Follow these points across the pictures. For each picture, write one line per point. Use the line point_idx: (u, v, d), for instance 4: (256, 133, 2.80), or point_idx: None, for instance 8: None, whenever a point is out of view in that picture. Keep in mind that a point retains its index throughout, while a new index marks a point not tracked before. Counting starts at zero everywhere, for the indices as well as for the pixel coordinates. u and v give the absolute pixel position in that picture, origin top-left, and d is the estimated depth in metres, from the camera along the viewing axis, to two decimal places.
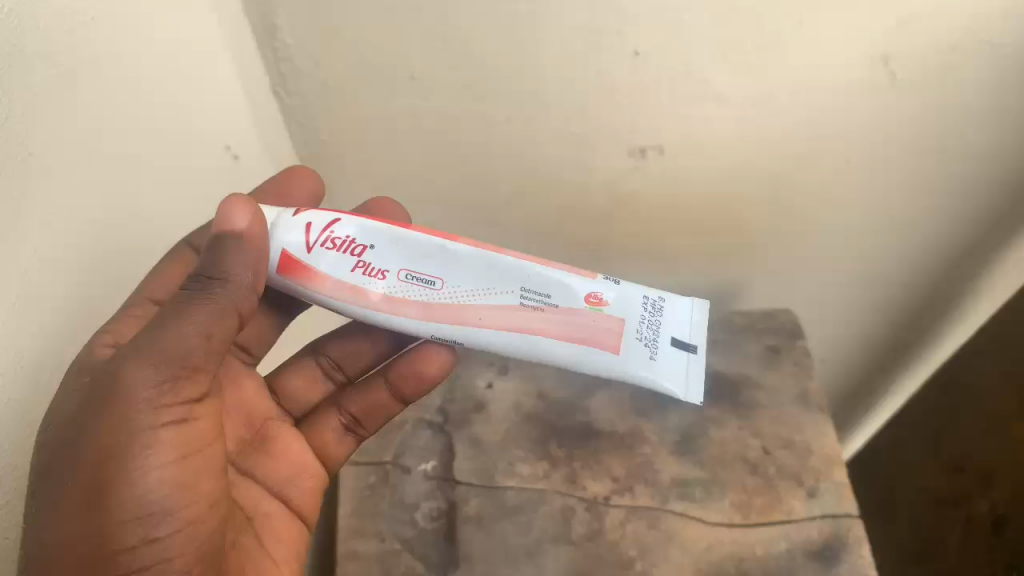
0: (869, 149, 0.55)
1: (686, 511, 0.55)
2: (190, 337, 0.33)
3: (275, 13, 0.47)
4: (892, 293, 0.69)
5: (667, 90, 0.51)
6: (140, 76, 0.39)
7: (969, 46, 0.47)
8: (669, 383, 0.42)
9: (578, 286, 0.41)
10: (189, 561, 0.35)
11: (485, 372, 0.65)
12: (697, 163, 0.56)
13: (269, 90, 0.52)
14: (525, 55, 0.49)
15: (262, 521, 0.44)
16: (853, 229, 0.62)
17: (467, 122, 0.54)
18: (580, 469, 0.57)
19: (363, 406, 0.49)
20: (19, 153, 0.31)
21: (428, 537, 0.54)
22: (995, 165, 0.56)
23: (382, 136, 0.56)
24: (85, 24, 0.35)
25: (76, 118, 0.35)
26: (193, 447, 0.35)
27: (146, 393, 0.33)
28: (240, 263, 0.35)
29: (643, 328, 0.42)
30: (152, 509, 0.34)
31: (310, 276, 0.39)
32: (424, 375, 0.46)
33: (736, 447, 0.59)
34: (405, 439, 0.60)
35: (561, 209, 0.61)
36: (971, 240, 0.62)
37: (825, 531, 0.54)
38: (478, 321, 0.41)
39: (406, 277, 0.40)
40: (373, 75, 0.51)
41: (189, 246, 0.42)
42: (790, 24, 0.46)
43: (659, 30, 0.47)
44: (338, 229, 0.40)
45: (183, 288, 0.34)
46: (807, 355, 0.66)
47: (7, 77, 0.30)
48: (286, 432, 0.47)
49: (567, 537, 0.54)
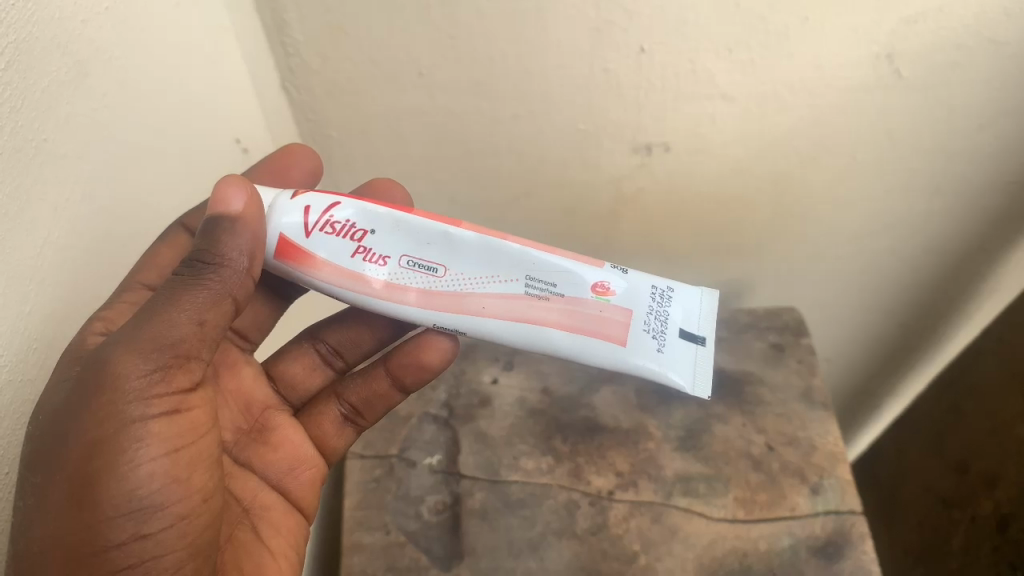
0: (874, 148, 0.55)
1: (689, 506, 0.55)
2: (183, 324, 0.34)
3: (285, 9, 0.48)
4: (895, 292, 0.70)
5: (672, 88, 0.52)
6: (151, 66, 0.40)
7: (975, 45, 0.48)
8: (676, 376, 0.42)
9: (584, 275, 0.42)
10: (181, 557, 0.35)
11: (490, 368, 0.65)
12: (700, 161, 0.57)
13: (279, 86, 0.53)
14: (533, 54, 0.50)
15: (259, 513, 0.44)
16: (857, 228, 0.63)
17: (474, 119, 0.55)
18: (585, 464, 0.58)
19: (363, 395, 0.49)
20: (34, 138, 0.32)
21: (433, 530, 0.55)
22: (1001, 164, 0.56)
23: (390, 132, 0.56)
24: (100, 14, 0.36)
25: (88, 106, 0.35)
26: (185, 440, 0.35)
27: (136, 384, 0.33)
28: (236, 246, 0.36)
29: (651, 319, 0.42)
30: (143, 504, 0.34)
31: (310, 262, 0.40)
32: (425, 364, 0.47)
33: (740, 444, 0.59)
34: (410, 433, 0.61)
35: (567, 207, 0.62)
36: (976, 239, 0.62)
37: (828, 528, 0.54)
38: (480, 309, 0.41)
39: (407, 263, 0.41)
40: (382, 74, 0.52)
41: (183, 227, 0.42)
42: (796, 22, 0.47)
43: (663, 29, 0.48)
44: (337, 213, 0.40)
45: (176, 274, 0.35)
46: (812, 353, 0.66)
47: (25, 63, 0.31)
48: (284, 422, 0.48)
49: (571, 531, 0.54)
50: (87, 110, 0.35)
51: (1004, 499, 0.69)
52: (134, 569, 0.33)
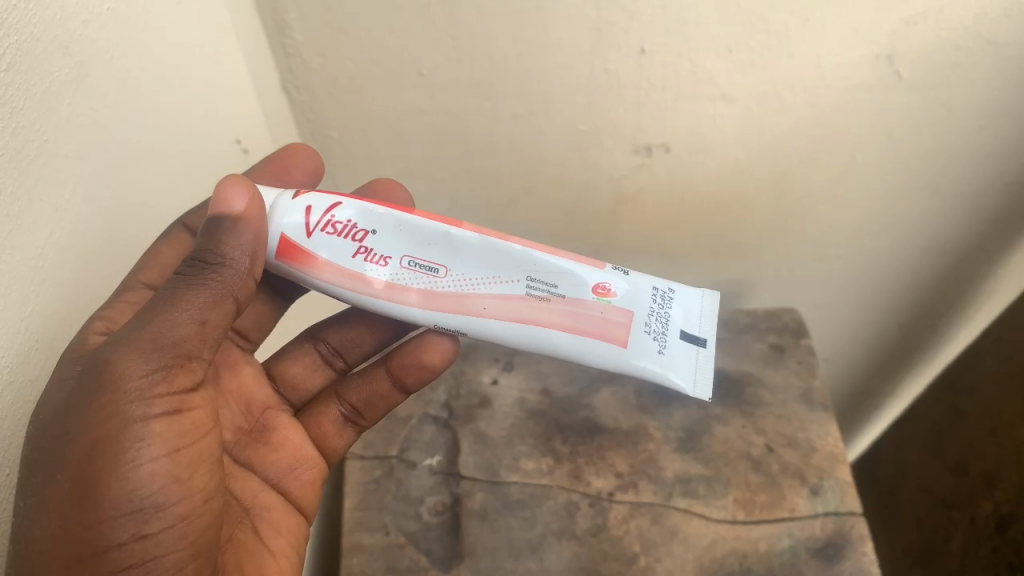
0: (874, 148, 0.55)
1: (689, 507, 0.55)
2: (184, 324, 0.34)
3: (286, 9, 0.48)
4: (895, 293, 0.70)
5: (672, 88, 0.51)
6: (152, 66, 0.40)
7: (974, 46, 0.48)
8: (677, 377, 0.42)
9: (585, 276, 0.42)
10: (181, 557, 0.35)
11: (490, 368, 0.65)
12: (700, 161, 0.57)
13: (279, 86, 0.53)
14: (533, 54, 0.50)
15: (259, 514, 0.44)
16: (856, 229, 0.63)
17: (474, 119, 0.55)
18: (585, 465, 0.58)
19: (363, 396, 0.49)
20: (36, 139, 0.32)
21: (433, 532, 0.55)
22: (1000, 165, 0.56)
23: (391, 132, 0.56)
24: (101, 14, 0.36)
25: (89, 106, 0.35)
26: (186, 440, 0.35)
27: (138, 383, 0.33)
28: (237, 246, 0.36)
29: (652, 321, 0.42)
30: (144, 504, 0.34)
31: (311, 262, 0.40)
32: (426, 364, 0.47)
33: (740, 445, 0.59)
34: (410, 433, 0.61)
35: (568, 206, 0.62)
36: (976, 239, 0.62)
37: (827, 528, 0.54)
38: (481, 310, 0.41)
39: (408, 263, 0.41)
40: (383, 74, 0.52)
41: (184, 227, 0.42)
42: (796, 23, 0.47)
43: (664, 28, 0.48)
44: (338, 213, 0.40)
45: (177, 274, 0.35)
46: (812, 354, 0.66)
47: (26, 63, 0.31)
48: (285, 422, 0.48)
49: (571, 532, 0.54)
50: (88, 111, 0.35)
51: (1004, 500, 0.70)
52: (135, 570, 0.33)
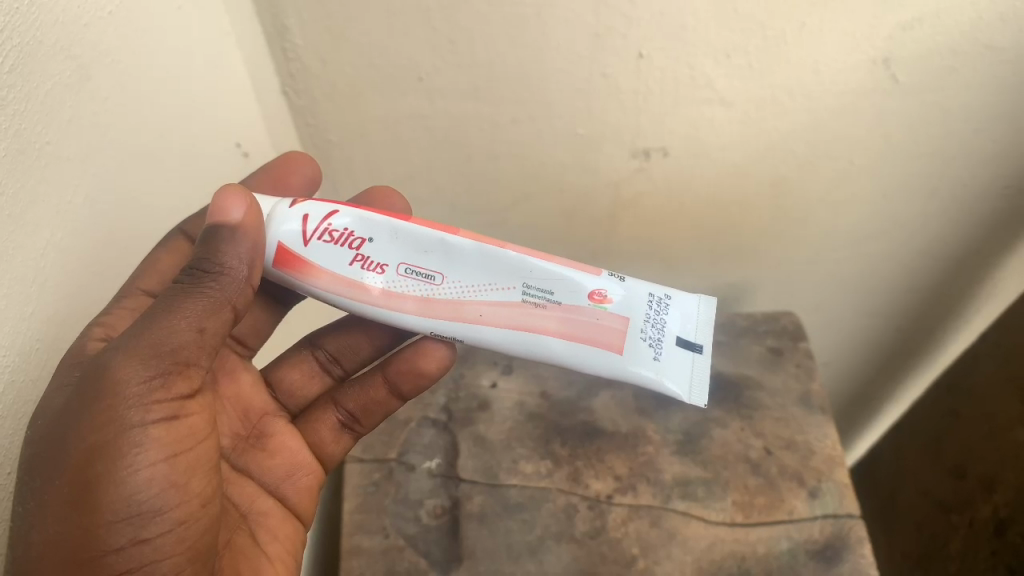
0: (872, 152, 0.55)
1: (688, 509, 0.55)
2: (183, 331, 0.34)
3: (286, 14, 0.48)
4: (891, 297, 0.70)
5: (670, 93, 0.52)
6: (151, 69, 0.40)
7: (970, 50, 0.48)
8: (673, 383, 0.42)
9: (581, 282, 0.42)
10: (179, 561, 0.35)
11: (489, 372, 0.65)
12: (699, 164, 0.57)
13: (280, 90, 0.53)
14: (533, 58, 0.50)
15: (257, 519, 0.44)
16: (854, 232, 0.63)
17: (473, 124, 0.55)
18: (583, 468, 0.58)
19: (360, 401, 0.49)
20: (37, 141, 0.32)
21: (432, 535, 0.55)
22: (996, 169, 0.56)
23: (389, 137, 0.56)
24: (102, 18, 0.36)
25: (89, 109, 0.35)
26: (184, 445, 0.36)
27: (136, 389, 0.33)
28: (236, 255, 0.36)
29: (648, 327, 0.42)
30: (142, 509, 0.34)
31: (309, 269, 0.40)
32: (422, 371, 0.47)
33: (739, 448, 0.59)
34: (409, 437, 0.61)
35: (567, 210, 0.62)
36: (973, 243, 0.63)
37: (826, 531, 0.54)
38: (478, 316, 0.41)
39: (405, 270, 0.41)
40: (382, 79, 0.52)
41: (183, 234, 0.42)
42: (793, 28, 0.47)
43: (663, 32, 0.48)
44: (335, 220, 0.40)
45: (177, 281, 0.35)
46: (810, 357, 0.66)
47: (28, 64, 0.31)
48: (283, 428, 0.48)
49: (569, 534, 0.54)
50: (89, 115, 0.35)
51: (1003, 503, 0.69)
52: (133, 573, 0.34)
